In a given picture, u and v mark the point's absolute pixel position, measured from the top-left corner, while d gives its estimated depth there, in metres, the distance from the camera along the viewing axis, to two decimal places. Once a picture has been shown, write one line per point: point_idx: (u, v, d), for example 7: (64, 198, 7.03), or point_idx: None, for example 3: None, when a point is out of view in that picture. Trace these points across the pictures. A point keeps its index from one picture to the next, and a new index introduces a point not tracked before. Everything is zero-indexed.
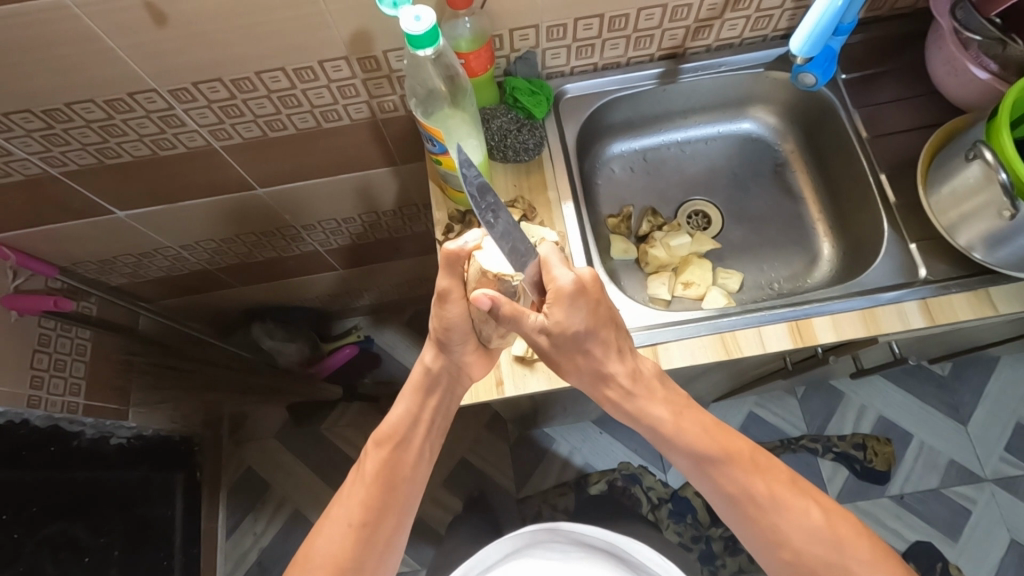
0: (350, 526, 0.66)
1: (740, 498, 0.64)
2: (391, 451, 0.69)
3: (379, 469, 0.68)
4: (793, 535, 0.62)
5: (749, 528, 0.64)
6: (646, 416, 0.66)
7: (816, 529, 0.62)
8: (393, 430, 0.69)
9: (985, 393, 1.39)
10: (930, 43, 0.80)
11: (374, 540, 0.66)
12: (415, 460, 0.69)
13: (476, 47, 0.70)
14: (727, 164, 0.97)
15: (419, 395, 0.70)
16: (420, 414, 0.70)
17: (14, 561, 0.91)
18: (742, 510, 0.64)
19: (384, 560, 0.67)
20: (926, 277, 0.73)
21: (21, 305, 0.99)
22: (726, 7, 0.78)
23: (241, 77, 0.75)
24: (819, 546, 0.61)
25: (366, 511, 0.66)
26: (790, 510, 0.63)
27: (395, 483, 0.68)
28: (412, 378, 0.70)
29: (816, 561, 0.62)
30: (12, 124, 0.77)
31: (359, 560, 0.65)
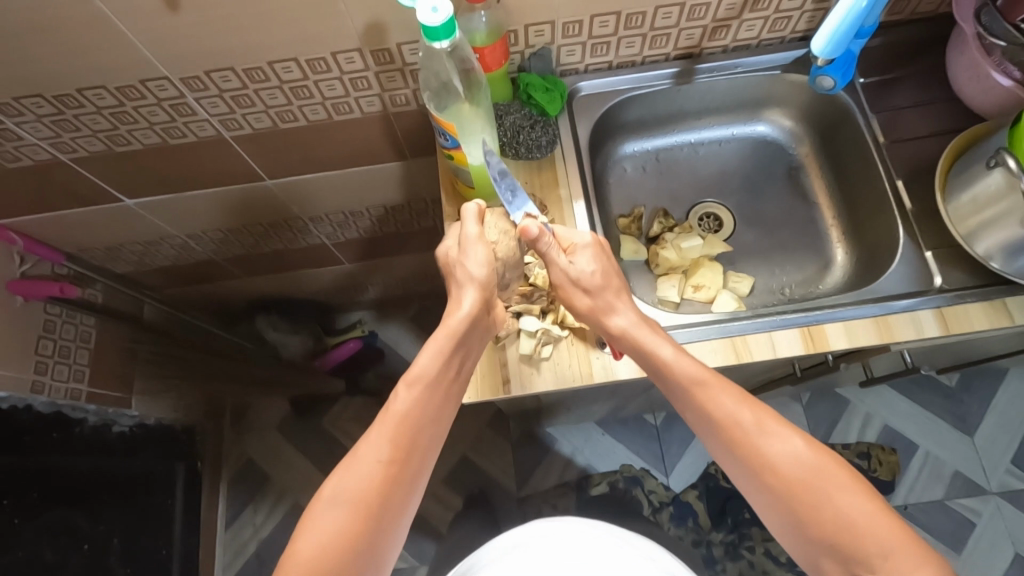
0: (378, 463, 0.59)
1: (728, 424, 0.60)
2: (423, 390, 0.62)
3: (410, 408, 0.62)
4: (781, 470, 0.58)
5: (735, 457, 0.60)
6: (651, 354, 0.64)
7: (801, 456, 0.58)
8: (427, 368, 0.63)
9: (993, 405, 1.38)
10: (952, 49, 0.79)
11: (403, 479, 0.60)
12: (443, 401, 0.64)
13: (491, 41, 0.69)
14: (741, 166, 0.96)
15: (454, 338, 0.63)
16: (454, 359, 0.64)
17: (13, 547, 0.91)
18: (727, 437, 0.60)
19: (407, 504, 0.61)
20: (941, 286, 0.72)
21: (29, 290, 1.00)
22: (744, 7, 0.77)
23: (253, 67, 0.75)
24: (802, 474, 0.57)
25: (397, 449, 0.60)
26: (774, 438, 0.59)
27: (424, 423, 0.62)
28: (447, 323, 0.64)
29: (802, 489, 0.57)
30: (23, 109, 0.77)
31: (387, 501, 0.59)
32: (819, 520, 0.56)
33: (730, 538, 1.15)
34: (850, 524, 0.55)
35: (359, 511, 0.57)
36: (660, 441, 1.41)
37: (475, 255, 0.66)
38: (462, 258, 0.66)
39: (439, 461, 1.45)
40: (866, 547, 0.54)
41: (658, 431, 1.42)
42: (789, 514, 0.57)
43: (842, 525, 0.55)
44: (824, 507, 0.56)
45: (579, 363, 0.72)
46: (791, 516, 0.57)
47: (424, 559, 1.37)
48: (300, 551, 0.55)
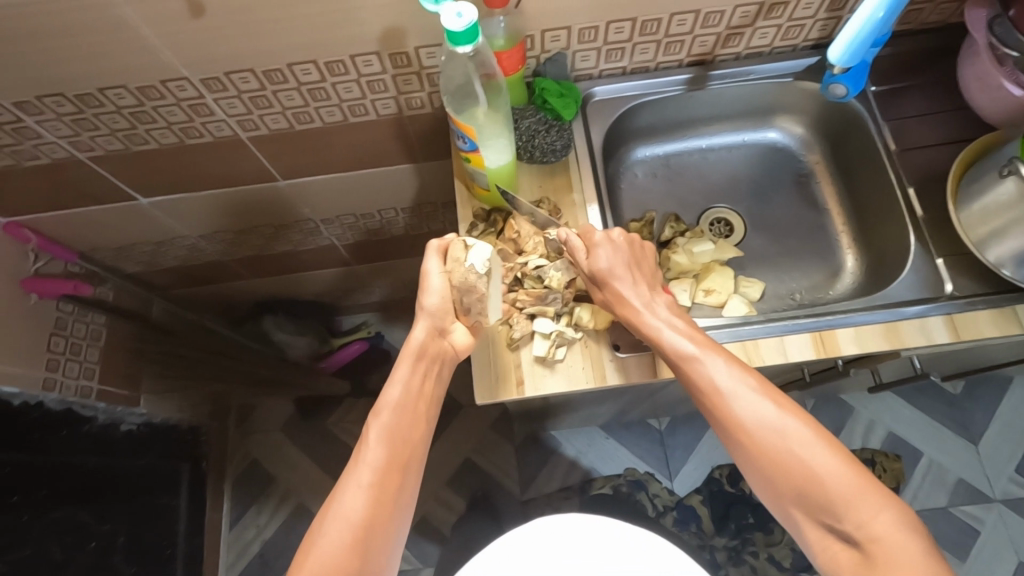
0: (360, 488, 0.60)
1: (707, 385, 0.63)
2: (392, 415, 0.66)
3: (382, 433, 0.64)
4: (753, 424, 0.60)
5: (715, 417, 0.63)
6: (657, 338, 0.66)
7: (772, 415, 0.60)
8: (393, 399, 0.67)
9: (996, 413, 1.38)
10: (963, 57, 0.79)
11: (388, 499, 0.61)
12: (415, 424, 0.67)
13: (509, 46, 0.70)
14: (751, 172, 0.97)
15: (413, 361, 0.68)
16: (416, 377, 0.69)
17: (22, 543, 0.91)
18: (710, 398, 0.63)
19: (400, 528, 0.61)
20: (951, 293, 0.73)
21: (44, 289, 1.02)
22: (758, 15, 0.78)
23: (272, 69, 0.76)
24: (772, 432, 0.59)
25: (377, 471, 0.62)
26: (749, 399, 0.61)
27: (400, 445, 0.64)
28: (404, 348, 0.69)
29: (770, 445, 0.59)
30: (43, 107, 0.78)
31: (376, 521, 0.59)
32: (791, 472, 0.58)
33: (734, 543, 1.16)
34: (819, 473, 0.57)
35: (351, 533, 0.57)
36: (665, 445, 1.41)
37: (431, 285, 0.69)
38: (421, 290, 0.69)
39: (443, 463, 1.45)
40: (829, 497, 0.56)
41: (662, 436, 1.42)
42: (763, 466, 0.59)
43: (813, 474, 0.57)
44: (790, 456, 0.58)
45: (592, 365, 0.73)
46: (766, 469, 0.59)
47: (427, 561, 1.37)
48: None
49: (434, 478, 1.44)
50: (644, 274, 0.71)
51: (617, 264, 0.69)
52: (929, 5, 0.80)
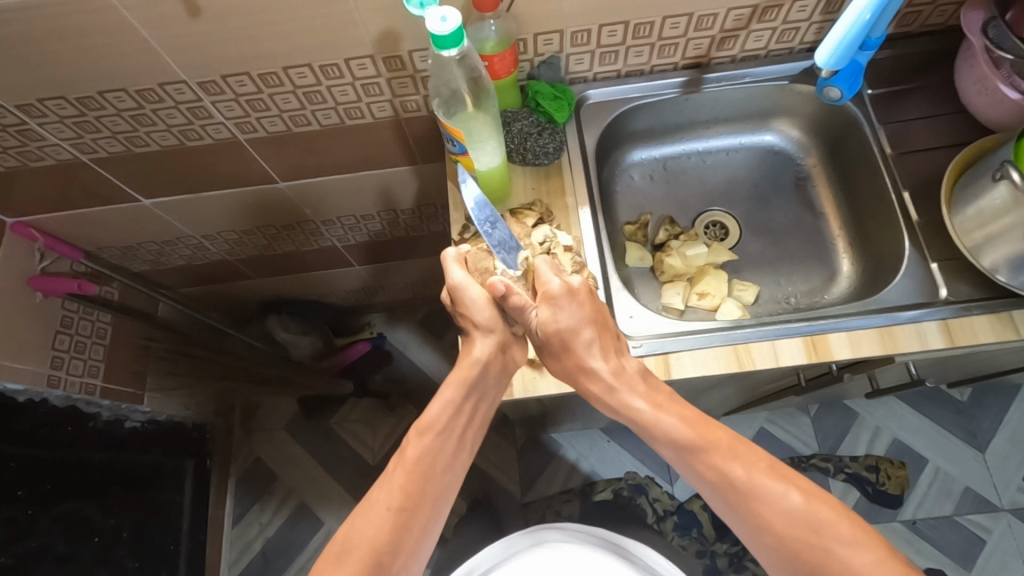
0: (387, 511, 0.64)
1: (691, 444, 0.63)
2: (432, 440, 0.67)
3: (420, 458, 0.67)
4: (738, 488, 0.60)
5: (702, 477, 0.63)
6: (630, 412, 0.66)
7: (758, 472, 0.61)
8: (436, 419, 0.68)
9: (1005, 421, 1.36)
10: (961, 61, 0.79)
11: (411, 527, 0.64)
12: (454, 451, 0.69)
13: (499, 49, 0.71)
14: (748, 175, 0.96)
15: (467, 386, 0.68)
16: (466, 405, 0.69)
17: (27, 536, 0.92)
18: (694, 458, 0.63)
19: (419, 552, 0.65)
20: (947, 298, 0.72)
21: (48, 287, 1.03)
22: (752, 18, 0.77)
23: (269, 72, 0.77)
24: (762, 488, 0.60)
25: (407, 498, 0.64)
26: (733, 457, 0.62)
27: (434, 471, 0.67)
28: (462, 371, 0.68)
29: (760, 502, 0.59)
30: (47, 110, 0.79)
31: (396, 546, 0.63)
32: (784, 525, 0.58)
33: (735, 550, 1.15)
34: (808, 535, 0.57)
35: (371, 557, 0.61)
36: None
37: (473, 297, 0.68)
38: (464, 306, 0.69)
39: None
40: (824, 546, 0.56)
41: None
42: (754, 528, 0.60)
43: (801, 537, 0.57)
44: (780, 511, 0.58)
45: None
46: (758, 535, 0.60)
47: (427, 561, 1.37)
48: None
49: None
50: (608, 335, 0.68)
51: (578, 321, 0.67)
52: (927, 7, 0.79)
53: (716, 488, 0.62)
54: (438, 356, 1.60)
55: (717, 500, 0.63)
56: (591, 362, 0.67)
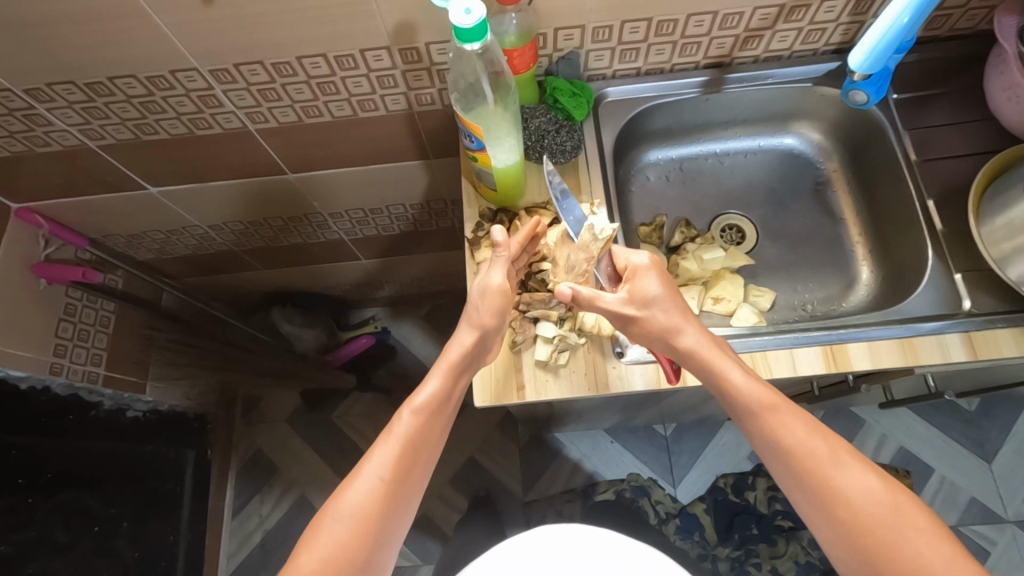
0: (379, 482, 0.60)
1: (772, 412, 0.60)
2: (425, 414, 0.64)
3: (410, 434, 0.63)
4: (816, 459, 0.58)
5: (777, 446, 0.59)
6: (719, 374, 0.62)
7: (839, 450, 0.58)
8: (428, 395, 0.65)
9: (1013, 432, 1.34)
10: (991, 66, 0.76)
11: (401, 499, 0.61)
12: (445, 425, 0.66)
13: (520, 44, 0.69)
14: (767, 178, 0.94)
15: (457, 364, 0.66)
16: (453, 386, 0.66)
17: (26, 525, 0.90)
18: (773, 426, 0.59)
19: (403, 526, 0.62)
20: (970, 310, 0.71)
21: (52, 274, 1.01)
22: (778, 17, 0.76)
23: (282, 61, 0.75)
24: (841, 464, 0.57)
25: (399, 470, 0.61)
26: (814, 432, 0.59)
27: (424, 448, 0.64)
28: (448, 356, 0.66)
29: (837, 478, 0.57)
30: (55, 95, 0.78)
31: (387, 519, 0.60)
32: (861, 505, 0.56)
33: (737, 554, 1.12)
34: (883, 513, 0.55)
35: (364, 527, 0.59)
36: (669, 452, 1.40)
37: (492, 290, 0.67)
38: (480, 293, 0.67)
39: (446, 461, 1.45)
40: (899, 532, 0.54)
41: (667, 442, 1.41)
42: (824, 504, 0.57)
43: (876, 517, 0.55)
44: (855, 491, 0.56)
45: (594, 372, 0.72)
46: (826, 510, 0.57)
47: (427, 558, 1.37)
48: (303, 565, 0.57)
49: (436, 476, 1.44)
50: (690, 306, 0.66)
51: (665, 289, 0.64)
52: (957, 10, 0.77)
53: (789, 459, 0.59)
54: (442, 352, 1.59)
55: (789, 474, 0.59)
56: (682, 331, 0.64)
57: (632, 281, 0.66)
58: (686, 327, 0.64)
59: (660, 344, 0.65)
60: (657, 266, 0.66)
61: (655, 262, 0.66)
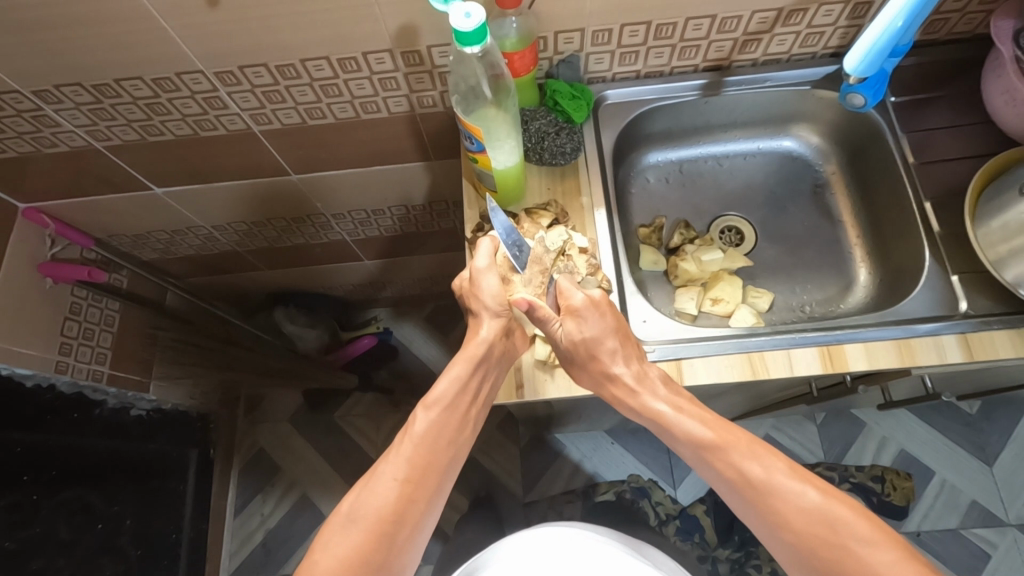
0: (395, 481, 0.62)
1: (707, 445, 0.62)
2: (440, 414, 0.66)
3: (426, 432, 0.65)
4: (755, 486, 0.59)
5: (718, 477, 0.62)
6: (651, 413, 0.65)
7: (777, 471, 0.60)
8: (443, 395, 0.66)
9: (1014, 435, 1.34)
10: (989, 70, 0.77)
11: (418, 498, 0.63)
12: (461, 426, 0.67)
13: (520, 47, 0.70)
14: (766, 180, 0.95)
15: (472, 364, 0.66)
16: (472, 383, 0.67)
17: (31, 522, 0.91)
18: (711, 459, 0.62)
19: (423, 525, 0.63)
20: (967, 312, 0.71)
21: (58, 273, 1.03)
22: (776, 21, 0.76)
23: (286, 64, 0.76)
24: (779, 487, 0.59)
25: (412, 469, 0.63)
26: (750, 457, 0.61)
27: (441, 446, 0.65)
28: (468, 350, 0.66)
29: (775, 501, 0.58)
30: (63, 96, 0.79)
31: (403, 517, 0.62)
32: (801, 524, 0.57)
33: (736, 555, 1.13)
34: (828, 531, 0.56)
35: (377, 527, 0.60)
36: (669, 453, 1.40)
37: (484, 284, 0.67)
38: (473, 288, 0.68)
39: None
40: (843, 546, 0.55)
41: (668, 444, 1.41)
42: (773, 528, 0.58)
43: (821, 535, 0.56)
44: (795, 511, 0.57)
45: None
46: (775, 534, 0.59)
47: (428, 558, 1.37)
48: (319, 564, 0.59)
49: None
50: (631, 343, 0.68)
51: (601, 331, 0.66)
52: (954, 14, 0.78)
53: (731, 487, 0.61)
54: (444, 353, 1.59)
55: (734, 500, 0.62)
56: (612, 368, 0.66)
57: (567, 320, 0.67)
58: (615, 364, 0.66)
59: (594, 381, 0.68)
60: (592, 301, 0.67)
61: (593, 300, 0.67)
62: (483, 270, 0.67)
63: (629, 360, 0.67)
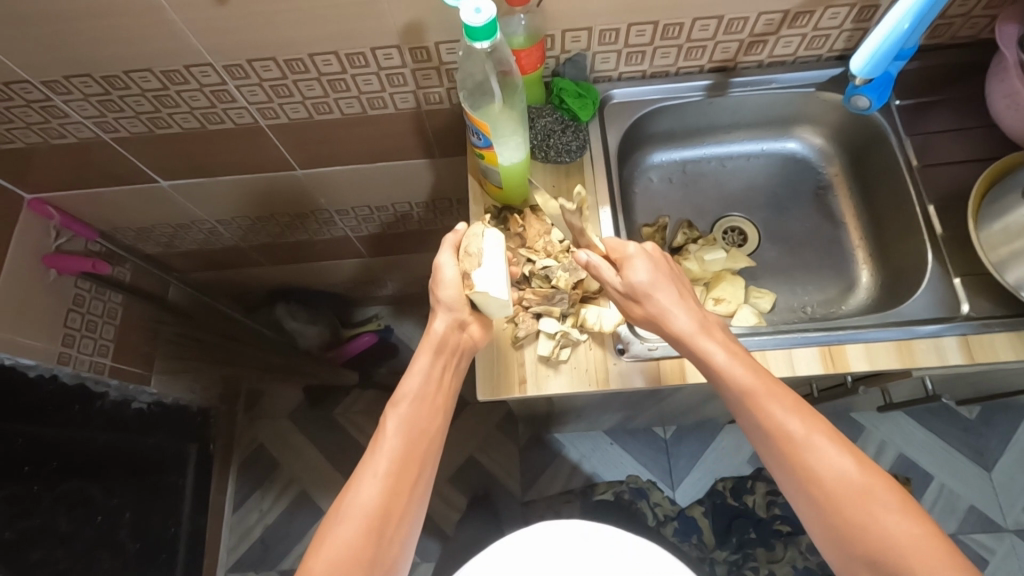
0: (377, 478, 0.60)
1: (750, 396, 0.59)
2: (411, 406, 0.64)
3: (401, 425, 0.63)
4: (793, 442, 0.57)
5: (756, 427, 0.59)
6: (704, 357, 0.62)
7: (815, 433, 0.57)
8: (411, 387, 0.65)
9: (1013, 441, 1.35)
10: (992, 75, 0.77)
11: (404, 490, 0.60)
12: (435, 414, 0.65)
13: (529, 44, 0.70)
14: (769, 182, 0.96)
15: (434, 354, 0.66)
16: (437, 371, 0.66)
17: (30, 513, 0.92)
18: (752, 409, 0.59)
19: (412, 518, 0.61)
20: (967, 314, 0.72)
21: (65, 265, 1.04)
22: (782, 23, 0.77)
23: (295, 58, 0.77)
24: (815, 447, 0.57)
25: (394, 462, 0.61)
26: (791, 414, 0.58)
27: (419, 436, 0.63)
28: (426, 343, 0.66)
29: (810, 460, 0.57)
30: (72, 88, 0.80)
31: (390, 512, 0.59)
32: (831, 487, 0.56)
33: (734, 558, 1.11)
34: (854, 493, 0.55)
35: (365, 526, 0.58)
36: (669, 454, 1.40)
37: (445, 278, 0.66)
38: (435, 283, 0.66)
39: (446, 459, 1.45)
40: (869, 513, 0.54)
41: (667, 445, 1.41)
42: (796, 480, 0.58)
43: (845, 496, 0.55)
44: (827, 473, 0.56)
45: (595, 366, 0.73)
46: (802, 490, 0.57)
47: (426, 556, 1.37)
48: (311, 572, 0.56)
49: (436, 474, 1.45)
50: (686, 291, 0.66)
51: (657, 278, 0.64)
52: (959, 19, 0.79)
53: (767, 439, 0.59)
54: None
55: (768, 452, 0.60)
56: (672, 316, 0.63)
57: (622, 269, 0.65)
58: (674, 311, 0.63)
59: (652, 326, 0.65)
60: (649, 254, 0.65)
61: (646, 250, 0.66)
62: (444, 261, 0.66)
63: (689, 307, 0.64)
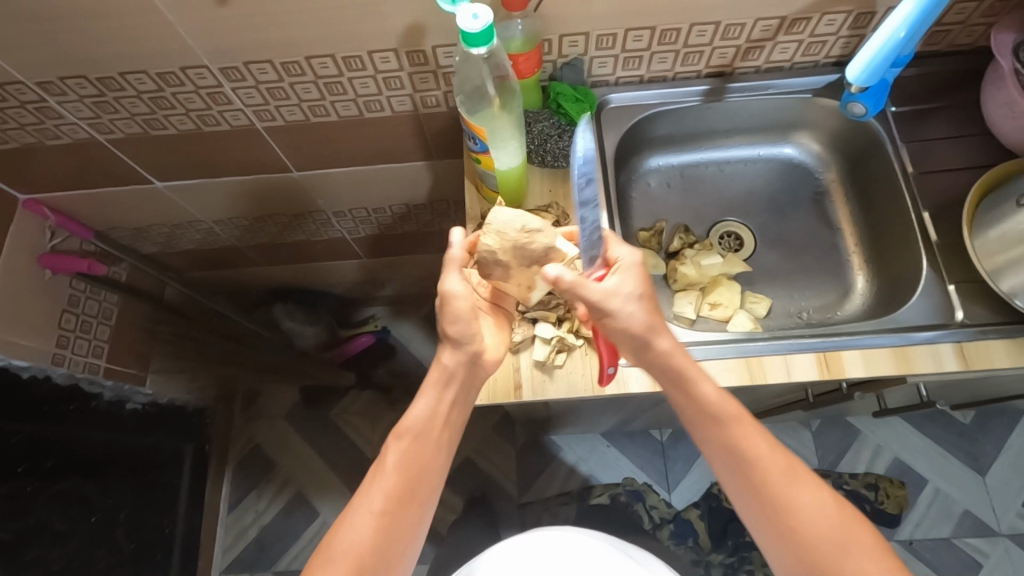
0: (370, 514, 0.62)
1: (735, 428, 0.62)
2: (411, 443, 0.65)
3: (400, 461, 0.64)
4: (771, 477, 0.61)
5: (736, 461, 0.62)
6: (690, 389, 0.63)
7: (790, 469, 0.61)
8: (414, 422, 0.65)
9: (1007, 446, 1.35)
10: (988, 83, 0.77)
11: (399, 527, 0.63)
12: (436, 451, 0.65)
13: (526, 49, 0.70)
14: (767, 187, 0.96)
15: (438, 390, 0.66)
16: (442, 408, 0.66)
17: (26, 512, 0.93)
18: (735, 443, 0.62)
19: (404, 552, 0.63)
20: (963, 321, 0.72)
21: (56, 265, 1.03)
22: (779, 29, 0.77)
23: (291, 61, 0.76)
24: (788, 483, 0.60)
25: (388, 501, 0.63)
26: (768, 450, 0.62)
27: (417, 475, 0.64)
28: (432, 376, 0.66)
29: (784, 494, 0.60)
30: (67, 89, 0.79)
31: (382, 550, 0.61)
32: (804, 521, 0.59)
33: (730, 560, 1.11)
34: (830, 530, 0.59)
35: (356, 563, 0.60)
36: (665, 457, 1.40)
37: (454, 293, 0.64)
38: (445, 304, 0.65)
39: None
40: (837, 544, 0.58)
41: (663, 447, 1.41)
42: (774, 516, 0.60)
43: (819, 529, 0.59)
44: (801, 508, 0.59)
45: (592, 372, 0.73)
46: (777, 523, 0.60)
47: (421, 557, 1.38)
48: None
49: None
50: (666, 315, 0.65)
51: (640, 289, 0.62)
52: (956, 26, 0.79)
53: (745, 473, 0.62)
54: None
55: (742, 486, 0.62)
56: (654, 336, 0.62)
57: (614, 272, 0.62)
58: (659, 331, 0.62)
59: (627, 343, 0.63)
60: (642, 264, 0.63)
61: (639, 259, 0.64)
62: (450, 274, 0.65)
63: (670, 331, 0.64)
